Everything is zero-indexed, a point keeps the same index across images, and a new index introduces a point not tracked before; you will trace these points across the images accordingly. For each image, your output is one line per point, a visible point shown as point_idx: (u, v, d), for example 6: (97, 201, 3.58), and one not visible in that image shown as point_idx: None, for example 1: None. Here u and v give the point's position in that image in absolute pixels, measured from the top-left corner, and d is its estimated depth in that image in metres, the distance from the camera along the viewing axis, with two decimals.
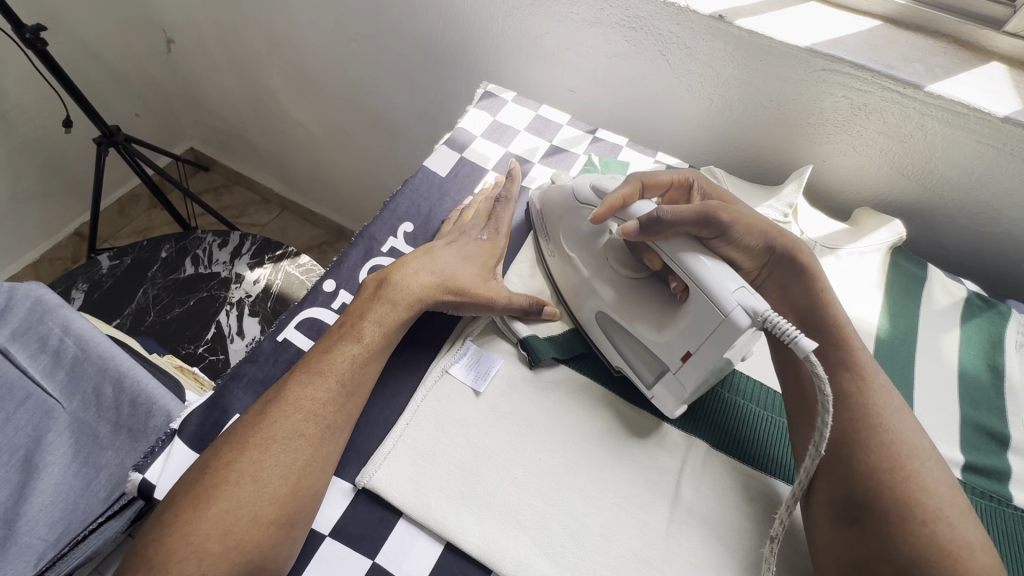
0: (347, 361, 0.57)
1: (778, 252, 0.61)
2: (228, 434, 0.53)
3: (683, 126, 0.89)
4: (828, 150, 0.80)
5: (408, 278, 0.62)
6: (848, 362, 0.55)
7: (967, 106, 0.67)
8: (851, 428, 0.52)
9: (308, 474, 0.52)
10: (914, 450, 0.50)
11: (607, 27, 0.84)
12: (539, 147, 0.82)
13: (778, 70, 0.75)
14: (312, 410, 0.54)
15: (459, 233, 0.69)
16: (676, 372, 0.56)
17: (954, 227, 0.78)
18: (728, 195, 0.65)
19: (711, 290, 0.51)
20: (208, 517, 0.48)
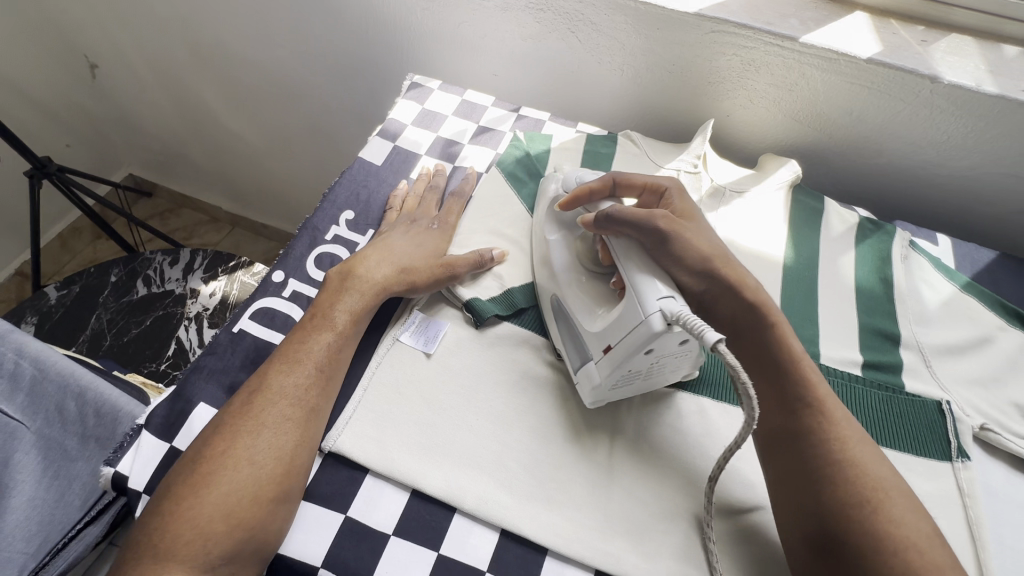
0: (322, 349, 0.60)
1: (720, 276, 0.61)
2: (214, 425, 0.56)
3: (600, 97, 0.96)
4: (730, 105, 0.88)
5: (370, 269, 0.67)
6: (809, 399, 0.57)
7: (836, 52, 0.76)
8: (816, 465, 0.53)
9: (298, 450, 0.55)
10: (885, 483, 0.52)
11: (518, 11, 0.89)
12: (468, 129, 0.87)
13: (676, 37, 0.82)
14: (295, 396, 0.57)
15: (410, 222, 0.74)
16: (597, 361, 0.59)
17: (845, 162, 0.87)
18: (695, 211, 0.66)
19: (641, 293, 0.55)
20: (208, 498, 0.50)
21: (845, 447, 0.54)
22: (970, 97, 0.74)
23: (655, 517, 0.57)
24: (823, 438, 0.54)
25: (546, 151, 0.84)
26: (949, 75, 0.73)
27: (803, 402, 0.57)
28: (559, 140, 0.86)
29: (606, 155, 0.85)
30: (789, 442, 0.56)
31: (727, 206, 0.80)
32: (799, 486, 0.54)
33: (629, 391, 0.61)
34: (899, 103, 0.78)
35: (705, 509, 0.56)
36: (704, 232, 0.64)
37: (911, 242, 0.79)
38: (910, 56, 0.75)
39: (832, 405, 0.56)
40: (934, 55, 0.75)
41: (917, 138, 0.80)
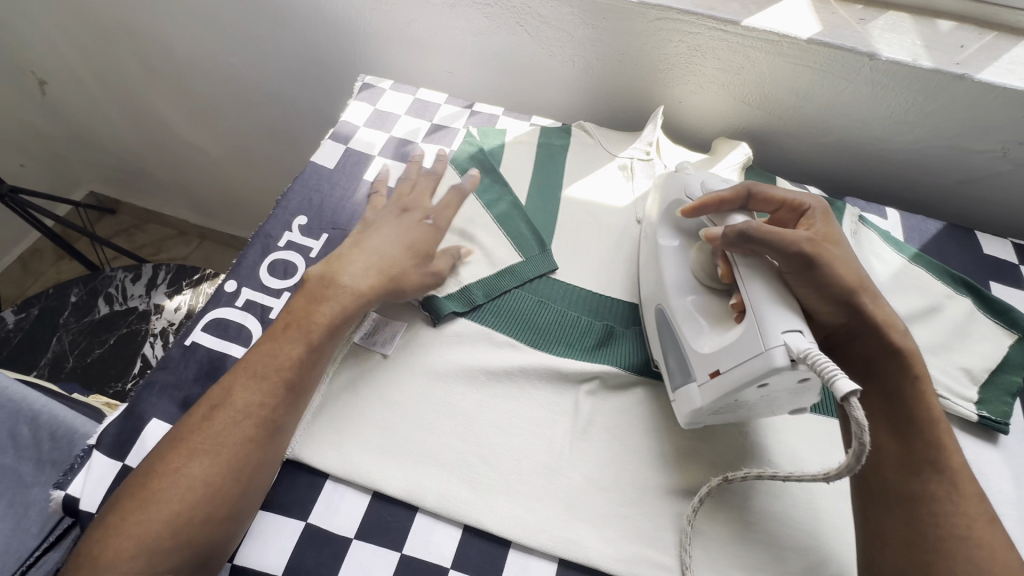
0: (293, 363, 0.58)
1: (860, 308, 0.57)
2: (172, 437, 0.54)
3: (554, 88, 0.96)
4: (681, 91, 0.88)
5: (350, 274, 0.64)
6: (942, 465, 0.53)
7: (777, 34, 0.77)
8: (933, 536, 0.51)
9: (254, 465, 0.53)
10: (1007, 559, 0.49)
11: (465, 7, 0.89)
12: (421, 127, 0.87)
13: (622, 26, 0.83)
14: (259, 412, 0.55)
15: (404, 215, 0.71)
16: (700, 382, 0.56)
17: (796, 142, 0.89)
18: (841, 237, 0.61)
19: (764, 322, 0.52)
20: (153, 509, 0.49)
21: (973, 526, 0.51)
22: (908, 72, 0.75)
23: (617, 503, 0.57)
24: (949, 505, 0.52)
25: (500, 146, 0.84)
26: (886, 52, 0.75)
27: (931, 463, 0.53)
28: (513, 134, 0.86)
29: (560, 146, 0.85)
30: (908, 502, 0.52)
31: None
32: (914, 553, 0.50)
33: (724, 416, 0.59)
34: (842, 81, 0.79)
35: (688, 515, 0.56)
36: (851, 260, 0.59)
37: (860, 217, 0.80)
38: (848, 35, 0.77)
39: (954, 461, 0.54)
40: (872, 33, 0.77)
41: (863, 116, 0.82)
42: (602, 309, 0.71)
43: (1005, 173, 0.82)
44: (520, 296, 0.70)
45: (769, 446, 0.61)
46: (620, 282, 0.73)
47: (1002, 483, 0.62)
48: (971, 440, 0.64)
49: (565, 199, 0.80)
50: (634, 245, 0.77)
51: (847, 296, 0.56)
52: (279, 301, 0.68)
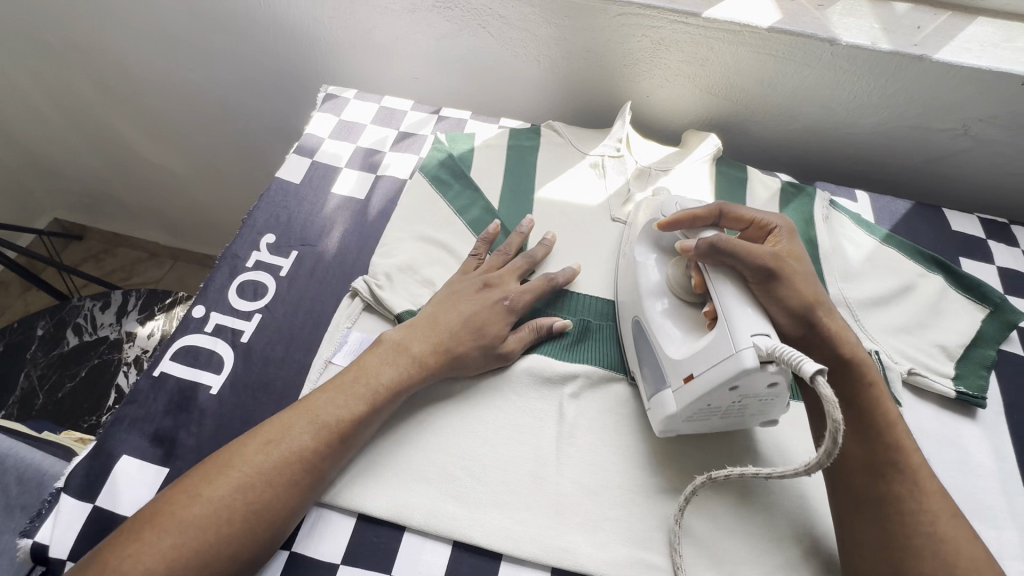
0: (352, 415, 0.55)
1: (818, 322, 0.57)
2: (220, 461, 0.51)
3: (521, 89, 0.95)
4: (648, 86, 0.88)
5: (416, 338, 0.60)
6: (903, 465, 0.53)
7: (739, 24, 0.77)
8: (902, 535, 0.51)
9: (288, 511, 0.50)
10: (973, 556, 0.50)
11: (426, 11, 0.87)
12: (388, 136, 0.85)
13: (585, 23, 0.82)
14: (312, 463, 0.52)
15: (484, 292, 0.65)
16: (674, 388, 0.56)
17: (765, 130, 0.89)
18: (805, 255, 0.61)
19: (735, 324, 0.52)
20: (176, 535, 0.46)
21: (936, 522, 0.51)
22: (869, 56, 0.76)
23: (608, 506, 0.56)
24: (912, 503, 0.52)
25: (469, 150, 0.83)
26: (845, 36, 0.76)
27: (892, 465, 0.54)
28: (482, 138, 0.85)
29: (530, 147, 0.84)
30: (875, 505, 0.53)
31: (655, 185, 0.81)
32: (880, 552, 0.51)
33: (701, 428, 0.58)
34: (804, 68, 0.79)
35: (674, 522, 0.55)
36: (814, 278, 0.59)
37: (831, 201, 0.81)
38: (808, 21, 0.77)
39: (915, 463, 0.54)
40: (831, 18, 0.78)
41: (827, 101, 0.83)
42: (581, 309, 0.70)
43: (968, 150, 0.84)
44: None
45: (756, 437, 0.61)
46: (598, 281, 0.73)
47: (982, 458, 0.62)
48: (950, 416, 0.65)
49: (538, 200, 0.79)
50: (610, 243, 0.76)
51: (807, 312, 0.56)
52: (250, 323, 0.66)
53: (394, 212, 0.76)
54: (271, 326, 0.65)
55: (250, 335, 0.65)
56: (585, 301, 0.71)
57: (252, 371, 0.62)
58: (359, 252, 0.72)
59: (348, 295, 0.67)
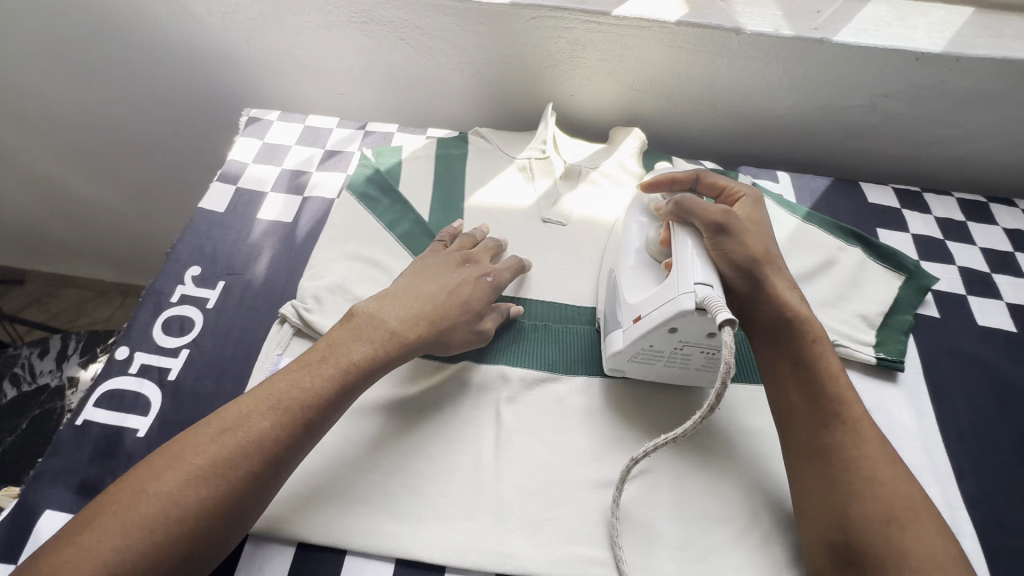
0: (316, 398, 0.52)
1: (763, 275, 0.63)
2: (172, 452, 0.48)
3: (449, 97, 0.95)
4: (571, 86, 0.90)
5: (388, 314, 0.60)
6: (841, 414, 0.56)
7: (648, 20, 0.79)
8: (845, 480, 0.53)
9: (249, 497, 0.48)
10: (912, 499, 0.52)
11: (343, 27, 0.87)
12: (314, 155, 0.84)
13: (500, 29, 0.83)
14: (271, 449, 0.49)
15: (466, 267, 0.67)
16: (625, 330, 0.61)
17: (688, 120, 0.91)
18: (766, 224, 0.68)
19: (684, 273, 0.57)
20: (119, 536, 0.43)
21: (874, 465, 0.53)
22: (773, 42, 0.78)
23: (548, 506, 0.57)
24: (849, 449, 0.55)
25: (396, 163, 0.82)
26: (750, 25, 0.78)
27: (832, 416, 0.57)
28: (409, 150, 0.84)
29: (458, 156, 0.84)
30: (819, 453, 0.55)
31: (584, 183, 0.82)
32: (823, 499, 0.54)
33: (652, 374, 0.63)
34: (716, 58, 0.82)
35: (612, 508, 0.56)
36: (767, 241, 0.66)
37: (752, 183, 0.84)
38: (714, 13, 0.79)
39: (855, 414, 0.57)
40: (735, 8, 0.80)
41: (741, 88, 0.85)
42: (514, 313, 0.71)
43: (878, 125, 0.87)
44: None
45: None
46: (531, 284, 0.74)
47: (904, 419, 0.65)
48: (873, 382, 0.68)
49: (470, 207, 0.80)
50: (543, 243, 0.77)
51: (749, 265, 0.63)
52: (177, 360, 0.64)
53: (322, 232, 0.75)
54: (199, 361, 0.64)
55: (178, 372, 0.63)
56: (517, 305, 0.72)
57: (182, 409, 0.61)
58: (289, 277, 0.71)
59: (277, 322, 0.67)
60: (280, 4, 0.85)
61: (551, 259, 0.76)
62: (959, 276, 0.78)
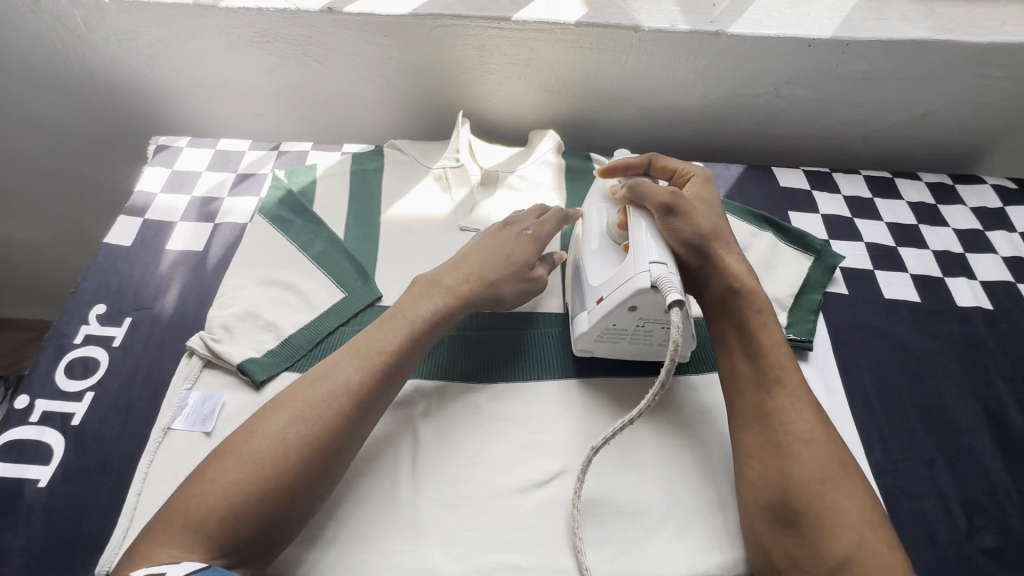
0: (390, 349, 0.58)
1: (715, 252, 0.62)
2: (278, 402, 0.54)
3: (366, 111, 0.94)
4: (485, 92, 0.90)
5: (446, 276, 0.66)
6: (782, 380, 0.57)
7: (548, 23, 0.79)
8: (786, 443, 0.54)
9: (345, 435, 0.54)
10: (844, 458, 0.54)
11: (247, 47, 0.85)
12: (227, 180, 0.83)
13: (405, 40, 0.83)
14: (357, 393, 0.55)
15: (507, 227, 0.71)
16: (590, 310, 0.63)
17: (604, 118, 0.93)
18: (715, 203, 0.68)
19: (638, 253, 0.59)
20: (238, 471, 0.49)
21: (813, 429, 0.55)
22: (672, 37, 0.80)
23: (466, 517, 0.57)
24: (787, 412, 0.55)
25: (310, 183, 0.81)
26: (647, 22, 0.80)
27: (773, 381, 0.57)
28: (324, 168, 0.83)
29: (373, 170, 0.83)
30: (762, 418, 0.56)
31: (501, 189, 0.82)
32: (762, 463, 0.54)
33: (619, 350, 0.65)
34: (621, 56, 0.83)
35: (573, 499, 0.57)
36: (718, 218, 0.66)
37: None
38: (612, 12, 0.81)
39: (793, 378, 0.57)
40: (633, 7, 0.81)
41: (650, 84, 0.87)
42: None
43: (785, 111, 0.89)
44: (346, 334, 0.68)
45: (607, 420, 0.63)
46: None
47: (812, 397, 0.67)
48: None
49: (386, 221, 0.79)
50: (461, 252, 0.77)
51: (701, 242, 0.62)
52: (81, 404, 0.62)
53: (234, 258, 0.74)
54: (105, 403, 0.62)
55: (82, 417, 0.61)
56: None
57: (87, 454, 0.59)
58: (200, 307, 0.70)
59: (186, 355, 0.65)
60: (180, 28, 0.84)
61: None
62: (866, 252, 0.80)
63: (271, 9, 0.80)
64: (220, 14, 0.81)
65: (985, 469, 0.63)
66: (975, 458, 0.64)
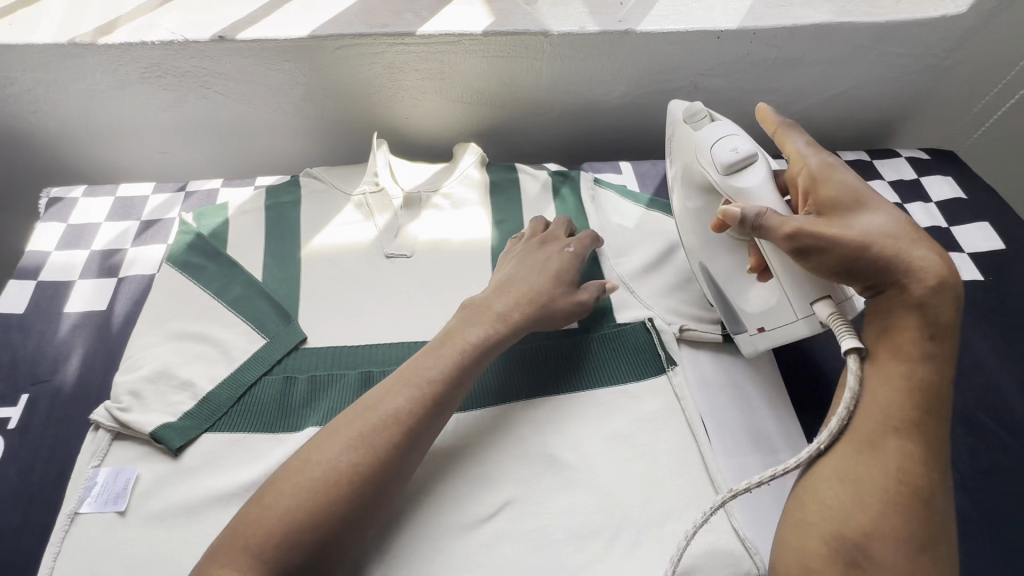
0: (443, 380, 0.56)
1: (878, 269, 0.50)
2: (336, 426, 0.53)
3: (280, 139, 0.90)
4: (402, 109, 0.87)
5: (501, 300, 0.64)
6: (915, 424, 0.47)
7: (455, 34, 0.77)
8: (895, 489, 0.46)
9: (397, 463, 0.52)
10: (945, 522, 0.46)
11: (137, 84, 0.80)
12: (130, 229, 0.78)
13: (308, 64, 0.79)
14: (408, 421, 0.53)
15: (548, 246, 0.70)
16: (750, 335, 0.64)
17: (528, 124, 0.91)
18: (863, 192, 0.54)
19: (798, 289, 0.57)
20: (294, 495, 0.48)
21: (931, 481, 0.46)
22: (583, 39, 0.79)
23: (412, 565, 0.54)
24: (905, 456, 0.47)
25: (221, 223, 0.76)
26: (556, 26, 0.78)
27: (911, 421, 0.47)
28: (236, 205, 0.79)
29: (290, 202, 0.79)
30: (871, 448, 0.48)
31: (426, 210, 0.79)
32: (852, 491, 0.47)
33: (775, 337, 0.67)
34: (535, 62, 0.81)
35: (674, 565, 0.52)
36: (873, 215, 0.52)
37: (596, 180, 0.84)
38: (520, 18, 0.79)
39: (934, 424, 0.48)
40: (541, 11, 0.80)
41: (569, 87, 0.85)
42: (360, 361, 0.66)
43: (705, 102, 0.90)
44: (270, 383, 0.64)
45: (552, 441, 0.61)
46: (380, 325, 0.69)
47: (753, 391, 0.68)
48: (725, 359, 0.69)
49: (307, 254, 0.75)
50: (390, 280, 0.73)
51: (851, 265, 0.51)
52: None
53: (140, 315, 0.69)
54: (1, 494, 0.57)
55: None
56: (360, 353, 0.67)
57: None
58: (105, 373, 0.65)
59: (92, 428, 0.60)
60: (58, 69, 0.77)
61: (399, 293, 0.72)
62: None
63: (156, 42, 0.75)
64: (100, 51, 0.75)
65: None
66: None
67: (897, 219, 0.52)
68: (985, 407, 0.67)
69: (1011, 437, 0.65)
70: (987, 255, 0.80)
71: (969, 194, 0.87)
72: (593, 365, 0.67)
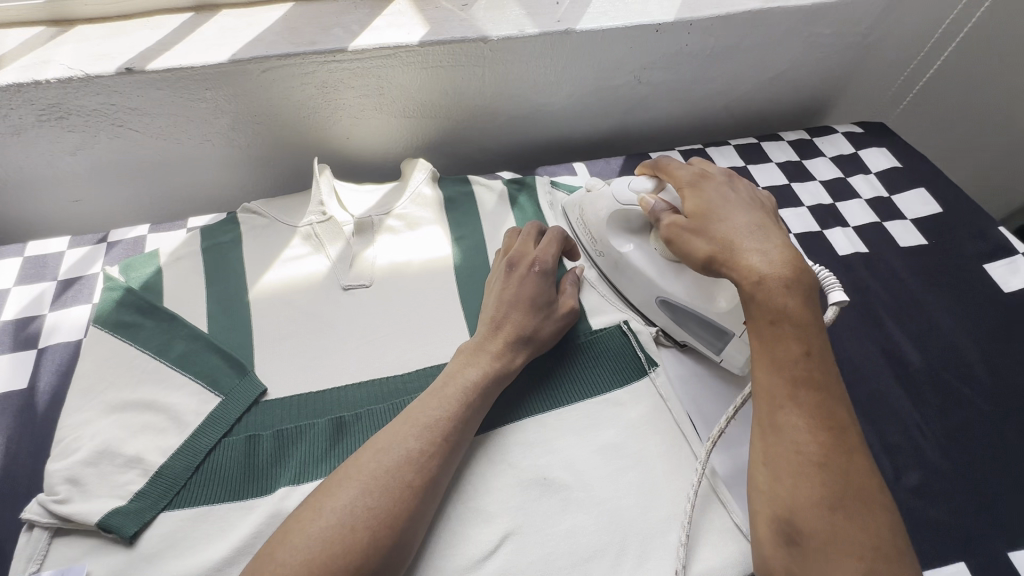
0: (448, 417, 0.55)
1: (717, 266, 0.55)
2: (337, 475, 0.51)
3: (210, 172, 0.83)
4: (340, 129, 0.82)
5: (487, 348, 0.61)
6: (805, 394, 0.48)
7: (389, 47, 0.72)
8: (799, 462, 0.47)
9: (410, 506, 0.50)
10: (862, 485, 0.46)
11: (35, 129, 0.71)
12: (46, 291, 0.70)
13: (232, 91, 0.72)
14: (417, 462, 0.51)
15: (524, 271, 0.66)
16: (740, 335, 0.62)
17: (474, 133, 0.88)
18: (719, 202, 0.59)
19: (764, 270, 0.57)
20: (299, 550, 0.45)
21: (829, 444, 0.47)
22: (524, 43, 0.76)
23: None
24: (800, 430, 0.47)
25: (151, 273, 0.69)
26: (494, 31, 0.75)
27: (790, 395, 0.49)
28: (168, 251, 0.72)
29: (230, 242, 0.73)
30: (768, 429, 0.49)
31: (380, 234, 0.74)
32: (768, 470, 0.48)
33: None
34: (476, 70, 0.78)
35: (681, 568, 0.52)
36: (716, 224, 0.57)
37: (551, 183, 0.83)
38: (455, 26, 0.75)
39: (819, 391, 0.48)
40: (477, 16, 0.77)
41: (514, 91, 0.83)
42: (331, 405, 0.62)
43: (651, 95, 0.89)
44: (231, 445, 0.58)
45: (543, 462, 0.59)
46: (346, 364, 0.65)
47: (732, 382, 0.68)
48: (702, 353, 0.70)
49: (256, 297, 0.69)
50: (350, 314, 0.68)
51: (704, 263, 0.56)
52: None
53: (68, 388, 0.61)
54: None
55: None
56: (327, 398, 0.62)
57: None
58: (34, 460, 0.58)
59: (26, 528, 0.53)
60: None
61: (362, 327, 0.68)
62: None
63: (51, 79, 0.66)
64: None
65: (893, 408, 0.67)
66: (887, 401, 0.67)
67: (740, 224, 0.56)
68: (948, 367, 0.70)
69: (975, 393, 0.68)
70: (927, 219, 0.83)
71: (904, 162, 0.91)
72: (575, 377, 0.65)
